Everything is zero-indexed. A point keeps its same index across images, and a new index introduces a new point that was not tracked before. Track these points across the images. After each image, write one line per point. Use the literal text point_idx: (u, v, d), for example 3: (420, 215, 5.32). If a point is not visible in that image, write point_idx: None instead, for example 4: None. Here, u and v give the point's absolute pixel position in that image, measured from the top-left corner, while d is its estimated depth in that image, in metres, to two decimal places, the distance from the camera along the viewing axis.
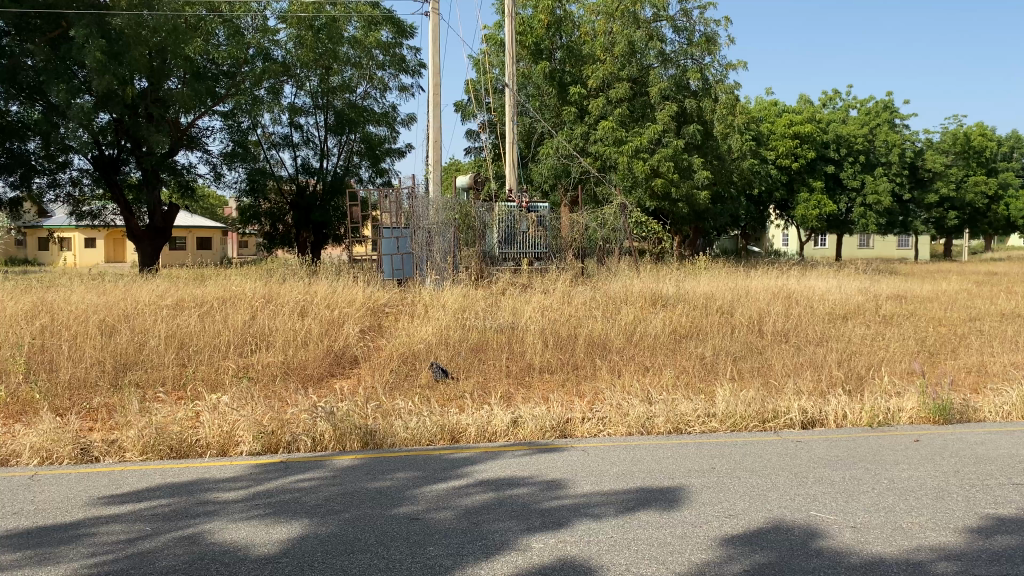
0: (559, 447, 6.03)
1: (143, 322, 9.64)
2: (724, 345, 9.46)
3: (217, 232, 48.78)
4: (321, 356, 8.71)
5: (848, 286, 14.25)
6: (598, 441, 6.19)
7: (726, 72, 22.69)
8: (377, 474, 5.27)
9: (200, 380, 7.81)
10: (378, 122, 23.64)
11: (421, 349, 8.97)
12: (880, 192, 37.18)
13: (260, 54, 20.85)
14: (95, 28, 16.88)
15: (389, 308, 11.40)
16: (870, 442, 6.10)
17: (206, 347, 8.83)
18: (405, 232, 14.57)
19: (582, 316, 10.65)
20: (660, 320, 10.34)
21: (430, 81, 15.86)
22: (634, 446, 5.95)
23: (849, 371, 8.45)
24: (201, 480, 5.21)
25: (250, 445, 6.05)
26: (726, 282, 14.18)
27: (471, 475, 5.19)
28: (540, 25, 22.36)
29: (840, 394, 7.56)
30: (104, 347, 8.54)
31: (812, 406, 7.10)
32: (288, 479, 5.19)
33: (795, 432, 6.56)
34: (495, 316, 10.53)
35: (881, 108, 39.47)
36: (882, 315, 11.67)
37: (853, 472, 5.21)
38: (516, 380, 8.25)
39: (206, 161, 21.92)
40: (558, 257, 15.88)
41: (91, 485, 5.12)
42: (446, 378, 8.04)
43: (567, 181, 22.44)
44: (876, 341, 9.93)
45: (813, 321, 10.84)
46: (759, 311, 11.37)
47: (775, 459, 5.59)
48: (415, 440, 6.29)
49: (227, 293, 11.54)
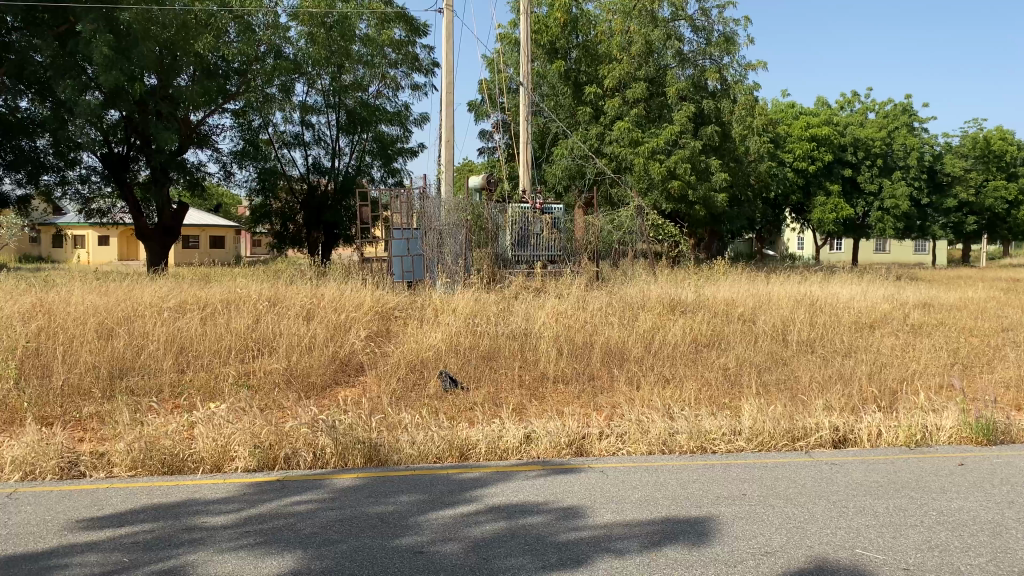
0: (576, 466, 5.63)
1: (141, 325, 9.29)
2: (746, 355, 9.04)
3: (230, 231, 48.66)
4: (326, 362, 8.34)
5: (874, 293, 13.75)
6: (617, 461, 5.78)
7: (745, 73, 22.23)
8: (379, 497, 4.88)
9: (196, 388, 7.45)
10: (390, 122, 23.27)
11: (429, 356, 8.58)
12: (898, 196, 36.45)
13: (272, 51, 20.35)
14: (103, 23, 16.57)
15: (398, 312, 11.02)
16: (911, 465, 5.68)
17: (206, 353, 8.48)
18: (415, 233, 14.32)
19: (598, 322, 10.23)
20: (679, 328, 9.91)
21: (443, 80, 15.51)
22: (657, 468, 5.54)
23: (881, 385, 7.99)
24: (190, 502, 4.83)
25: (244, 461, 5.68)
26: (747, 287, 13.71)
27: (481, 501, 4.79)
28: (555, 23, 21.97)
29: (874, 411, 7.11)
30: (99, 353, 8.19)
31: (843, 423, 6.68)
32: (285, 502, 4.81)
33: (827, 453, 6.14)
34: (508, 322, 10.13)
35: (900, 110, 38.83)
36: (911, 324, 11.21)
37: (897, 501, 4.78)
38: (529, 391, 7.83)
39: (216, 160, 21.60)
40: (573, 259, 15.44)
41: (70, 506, 4.76)
42: (455, 389, 7.66)
43: (582, 182, 22.02)
44: (907, 352, 9.46)
45: (839, 331, 10.37)
46: (783, 320, 10.91)
47: (810, 484, 5.16)
48: (422, 457, 5.90)
49: (231, 295, 11.18)
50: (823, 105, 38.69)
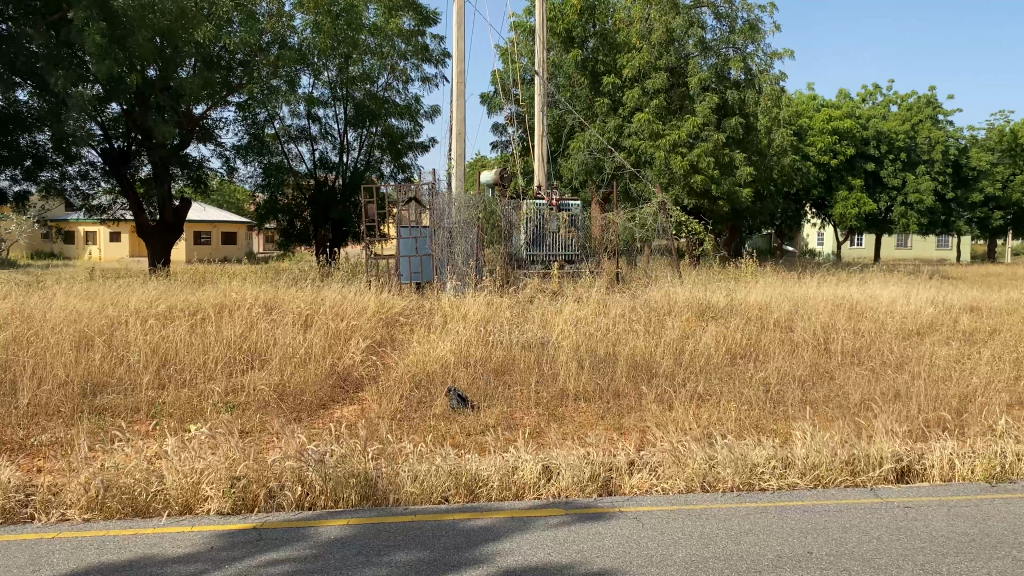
0: (605, 511, 4.79)
1: (125, 333, 8.50)
2: (787, 367, 8.18)
3: (242, 227, 48.09)
4: (321, 378, 7.50)
5: (917, 296, 12.79)
6: (652, 502, 4.94)
7: (770, 62, 21.23)
8: (371, 555, 4.06)
9: (175, 408, 6.65)
10: (401, 115, 22.43)
11: (437, 370, 7.77)
12: (922, 190, 35.37)
13: (275, 41, 19.54)
14: (96, 10, 15.52)
15: (403, 317, 10.23)
16: (1001, 510, 4.82)
17: (190, 366, 7.69)
18: (424, 232, 13.30)
19: (621, 330, 9.37)
20: (712, 337, 9.06)
21: (454, 69, 14.68)
22: (700, 514, 4.71)
23: (944, 405, 7.11)
24: (146, 560, 4.03)
25: (218, 503, 4.91)
26: (781, 290, 12.77)
27: (492, 562, 3.95)
28: (572, 11, 21.07)
29: (943, 437, 6.24)
30: (73, 365, 7.45)
31: (910, 452, 5.83)
32: (257, 561, 4.00)
33: (894, 490, 5.30)
34: (523, 330, 9.31)
35: (923, 103, 37.39)
36: (962, 331, 10.26)
37: (1000, 565, 3.93)
38: (547, 411, 6.98)
39: (219, 155, 20.77)
40: (591, 259, 14.60)
41: (2, 565, 3.97)
42: (465, 408, 6.84)
43: (600, 177, 21.12)
44: (964, 363, 8.60)
45: (886, 339, 9.49)
46: (823, 327, 10.00)
47: (889, 538, 4.33)
48: (425, 496, 5.09)
49: (225, 299, 10.38)
50: (845, 97, 37.65)
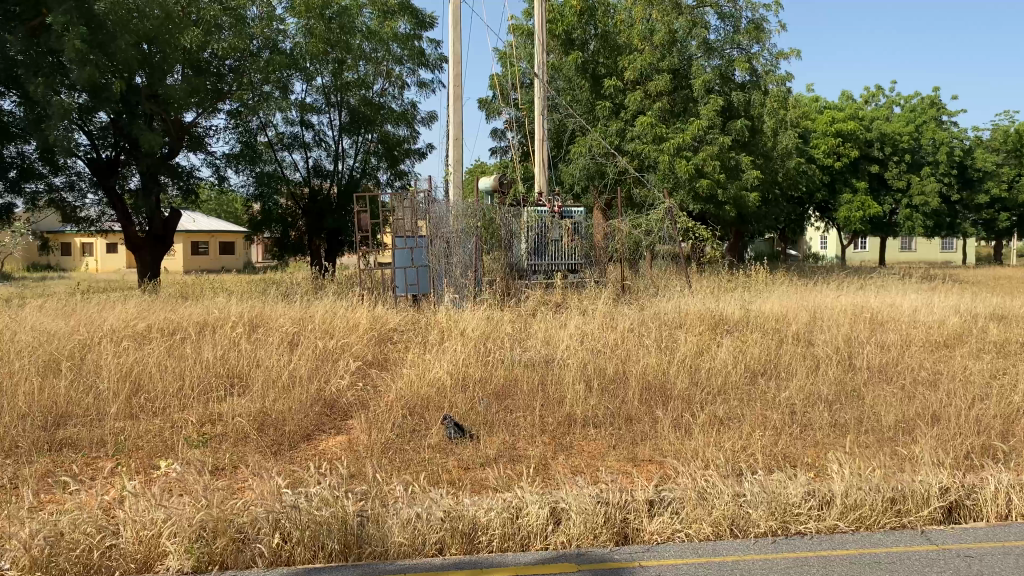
0: (623, 566, 4.18)
1: (98, 357, 7.89)
2: (812, 386, 7.56)
3: (240, 238, 47.57)
4: (306, 405, 6.89)
5: (938, 304, 12.14)
6: (677, 555, 4.33)
7: (776, 63, 20.68)
8: None
9: (143, 442, 6.02)
10: (397, 121, 21.84)
11: (432, 395, 7.15)
12: (928, 192, 34.75)
13: (267, 46, 19.00)
14: (75, 14, 14.88)
15: (398, 334, 9.62)
16: None
17: (164, 392, 7.08)
18: (420, 242, 12.76)
19: (631, 346, 8.75)
20: (728, 354, 8.44)
21: (451, 72, 14.12)
22: (734, 570, 4.09)
23: (989, 429, 6.47)
24: None
25: (179, 559, 4.30)
26: (796, 299, 12.11)
27: None
28: (571, 12, 20.48)
29: (995, 467, 5.60)
30: (36, 394, 6.84)
31: (963, 486, 5.18)
32: None
33: (947, 534, 4.67)
34: (525, 348, 8.71)
35: (927, 104, 36.77)
36: (993, 342, 9.66)
37: None
38: (553, 441, 6.34)
39: (210, 164, 20.16)
40: (595, 267, 13.97)
41: None
42: (462, 438, 6.24)
43: (602, 182, 20.49)
44: (1000, 379, 7.97)
45: (914, 353, 8.87)
46: (845, 340, 9.39)
47: None
48: (415, 548, 4.46)
49: (208, 317, 9.76)
50: (848, 100, 37.12)
